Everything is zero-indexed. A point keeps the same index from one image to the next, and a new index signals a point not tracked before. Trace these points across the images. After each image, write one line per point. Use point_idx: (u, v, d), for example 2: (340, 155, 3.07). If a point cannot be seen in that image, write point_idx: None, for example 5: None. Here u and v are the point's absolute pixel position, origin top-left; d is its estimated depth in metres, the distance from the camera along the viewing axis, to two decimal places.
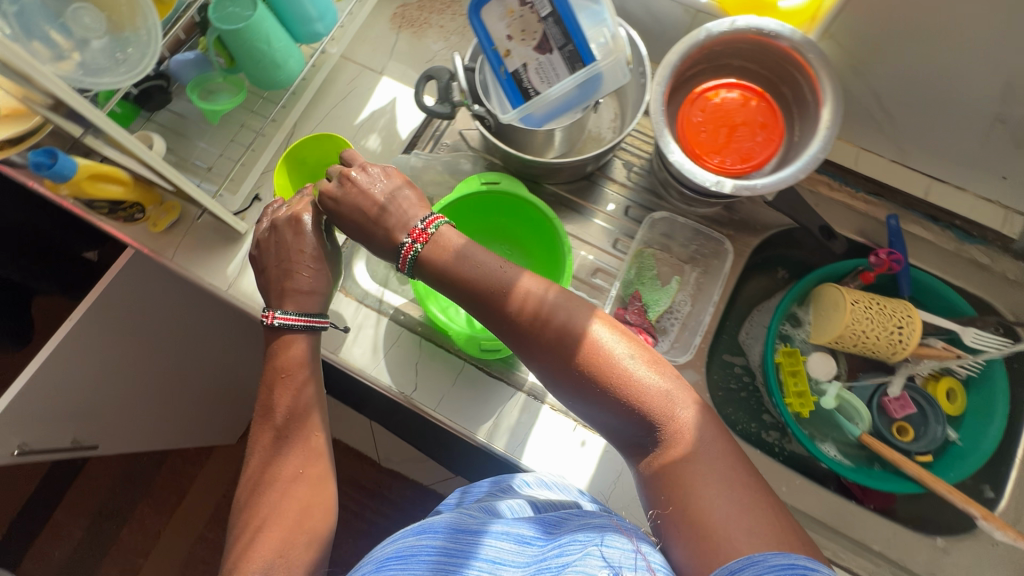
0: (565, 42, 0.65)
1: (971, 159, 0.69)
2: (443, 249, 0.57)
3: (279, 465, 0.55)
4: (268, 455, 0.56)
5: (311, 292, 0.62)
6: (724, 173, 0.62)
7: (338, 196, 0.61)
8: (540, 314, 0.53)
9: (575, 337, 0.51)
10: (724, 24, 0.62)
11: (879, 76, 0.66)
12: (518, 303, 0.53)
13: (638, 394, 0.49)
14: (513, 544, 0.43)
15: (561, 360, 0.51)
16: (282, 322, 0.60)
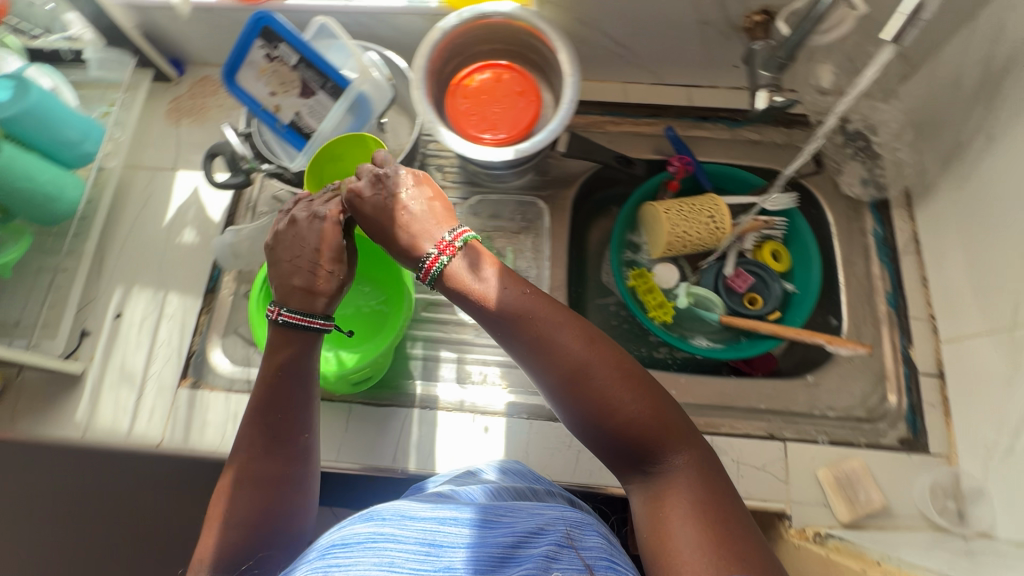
0: (323, 80, 0.69)
1: (706, 61, 0.80)
2: (477, 265, 0.52)
3: (253, 468, 0.51)
4: (245, 459, 0.51)
5: (320, 293, 0.54)
6: (503, 144, 0.67)
7: (365, 201, 0.54)
8: (531, 324, 0.49)
9: (562, 351, 0.48)
10: (450, 20, 0.68)
11: (602, 20, 0.75)
12: (507, 316, 0.50)
13: (614, 417, 0.46)
14: (467, 530, 0.39)
15: (544, 374, 0.49)
16: (290, 320, 0.53)
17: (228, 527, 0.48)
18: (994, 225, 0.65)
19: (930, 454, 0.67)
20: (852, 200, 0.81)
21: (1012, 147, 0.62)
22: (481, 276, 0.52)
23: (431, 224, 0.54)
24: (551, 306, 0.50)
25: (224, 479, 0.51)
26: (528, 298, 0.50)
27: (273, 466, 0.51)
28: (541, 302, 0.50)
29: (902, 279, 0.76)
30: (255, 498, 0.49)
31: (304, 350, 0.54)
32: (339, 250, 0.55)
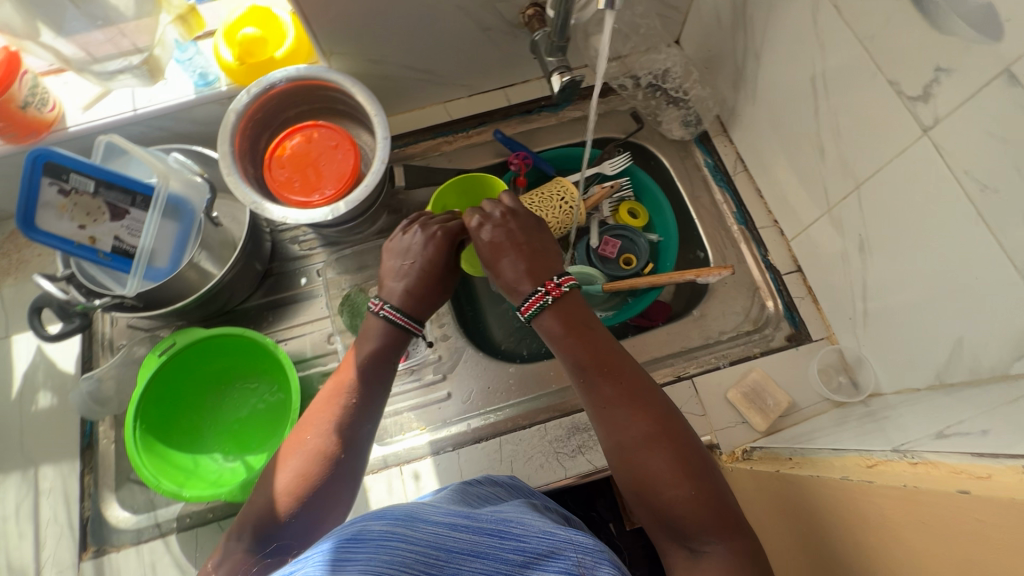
0: (130, 197, 0.66)
1: (507, 61, 0.84)
2: (572, 311, 0.59)
3: (374, 386, 0.58)
4: (366, 372, 0.59)
5: (418, 296, 0.62)
6: (335, 198, 0.68)
7: (503, 215, 0.64)
8: (605, 386, 0.55)
9: (625, 421, 0.53)
10: (241, 98, 0.68)
11: (393, 54, 0.77)
12: (584, 379, 0.57)
13: (660, 490, 0.50)
14: (477, 538, 0.36)
15: (608, 434, 0.54)
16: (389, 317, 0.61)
17: (339, 435, 0.55)
18: (788, 127, 0.72)
19: (814, 341, 0.73)
20: (679, 142, 0.87)
21: (775, 58, 0.70)
22: (557, 338, 0.58)
23: (525, 265, 0.60)
24: (627, 374, 0.56)
25: (359, 351, 0.60)
26: (599, 366, 0.56)
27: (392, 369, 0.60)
28: (616, 369, 0.56)
29: (742, 197, 0.82)
30: (362, 427, 0.56)
31: (393, 344, 0.61)
32: (429, 277, 0.63)
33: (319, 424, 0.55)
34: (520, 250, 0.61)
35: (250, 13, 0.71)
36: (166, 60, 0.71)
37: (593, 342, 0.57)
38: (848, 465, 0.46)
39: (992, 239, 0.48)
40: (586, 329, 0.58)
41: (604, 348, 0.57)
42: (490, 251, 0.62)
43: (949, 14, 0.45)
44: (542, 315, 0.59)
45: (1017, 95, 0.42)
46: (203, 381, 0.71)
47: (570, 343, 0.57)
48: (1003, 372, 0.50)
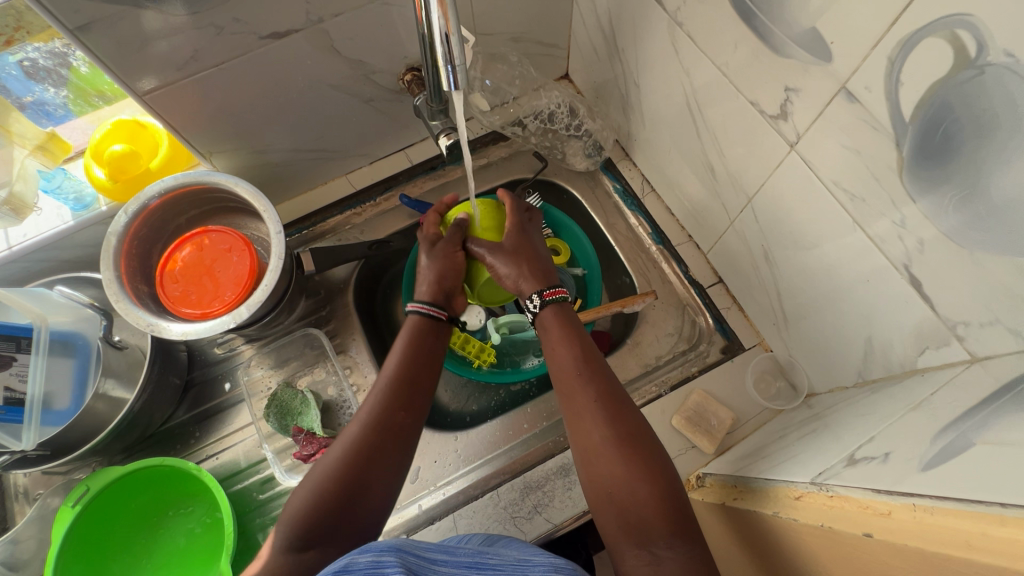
0: (14, 342, 0.61)
1: (399, 124, 0.83)
2: (573, 334, 0.60)
3: (421, 377, 0.59)
4: (417, 363, 0.60)
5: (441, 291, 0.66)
6: (236, 302, 0.65)
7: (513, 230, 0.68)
8: (584, 383, 0.56)
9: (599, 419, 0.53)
10: (119, 219, 0.64)
11: (278, 141, 0.75)
12: (565, 377, 0.57)
13: (626, 490, 0.49)
14: (457, 568, 0.40)
15: (580, 434, 0.54)
16: (419, 308, 0.64)
17: (384, 423, 0.55)
18: (679, 148, 0.73)
19: (747, 349, 0.73)
20: (586, 172, 0.88)
21: (653, 84, 0.71)
22: (554, 334, 0.60)
23: (527, 263, 0.65)
24: (607, 375, 0.57)
25: (403, 339, 0.62)
26: (585, 362, 0.57)
27: (432, 364, 0.61)
28: (599, 369, 0.57)
29: (654, 217, 0.83)
30: (409, 424, 0.56)
31: (432, 336, 0.63)
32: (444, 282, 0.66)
33: (381, 395, 0.57)
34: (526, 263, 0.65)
35: (115, 128, 0.69)
36: (32, 194, 0.67)
37: (580, 342, 0.59)
38: (779, 496, 0.44)
39: (871, 243, 0.48)
40: (574, 330, 0.61)
41: (591, 349, 0.59)
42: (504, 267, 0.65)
43: (783, 37, 0.47)
44: (549, 308, 0.62)
45: (858, 110, 0.43)
46: (129, 517, 0.66)
47: (561, 342, 0.59)
48: (911, 368, 0.50)
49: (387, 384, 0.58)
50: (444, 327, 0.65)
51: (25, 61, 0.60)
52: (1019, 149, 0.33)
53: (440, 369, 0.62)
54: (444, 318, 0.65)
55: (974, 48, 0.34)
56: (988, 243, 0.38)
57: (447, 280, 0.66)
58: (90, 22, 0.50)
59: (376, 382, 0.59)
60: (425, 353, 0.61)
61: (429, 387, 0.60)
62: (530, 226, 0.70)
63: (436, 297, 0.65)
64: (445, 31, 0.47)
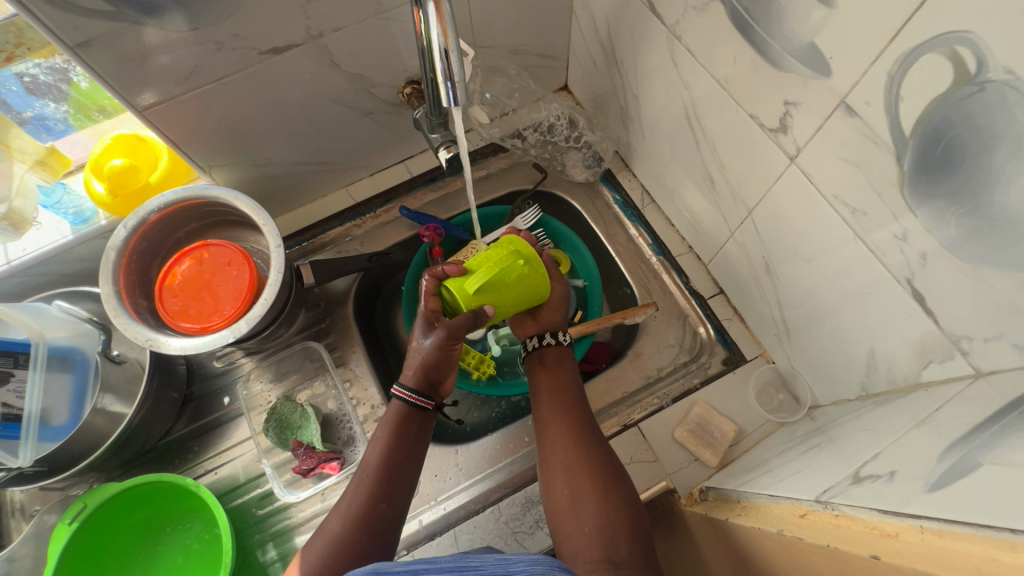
0: (12, 358, 0.61)
1: (398, 137, 0.83)
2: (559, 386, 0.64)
3: (405, 468, 0.58)
4: (396, 452, 0.59)
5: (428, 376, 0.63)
6: (235, 317, 0.65)
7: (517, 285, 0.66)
8: (551, 402, 0.63)
9: (564, 435, 0.59)
10: (118, 234, 0.64)
11: (278, 154, 0.75)
12: (540, 400, 0.64)
13: (582, 495, 0.54)
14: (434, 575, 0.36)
15: (546, 450, 0.60)
16: (402, 397, 0.61)
17: (365, 515, 0.54)
18: (679, 158, 0.72)
19: (749, 360, 0.73)
20: (586, 183, 0.88)
21: (652, 96, 0.71)
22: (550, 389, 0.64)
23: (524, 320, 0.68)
24: (576, 397, 0.63)
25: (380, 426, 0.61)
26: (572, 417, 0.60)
27: (416, 453, 0.60)
28: (573, 393, 0.64)
29: (655, 228, 0.83)
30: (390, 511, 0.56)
31: (415, 424, 0.61)
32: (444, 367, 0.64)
33: (364, 493, 0.56)
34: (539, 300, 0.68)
35: (115, 143, 0.69)
36: (31, 210, 0.67)
37: (557, 368, 0.66)
38: (784, 513, 0.44)
39: (872, 256, 0.48)
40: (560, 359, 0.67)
41: (566, 375, 0.66)
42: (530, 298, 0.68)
43: (782, 52, 0.47)
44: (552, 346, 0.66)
45: (857, 124, 0.43)
46: (127, 532, 0.66)
47: (539, 368, 0.67)
48: (915, 382, 0.49)
49: (367, 477, 0.57)
50: (433, 413, 0.64)
51: (26, 77, 0.61)
52: (1019, 166, 0.33)
53: (423, 454, 0.61)
54: (430, 406, 0.62)
55: (973, 65, 0.33)
56: (990, 258, 0.38)
57: (438, 369, 0.63)
58: (89, 39, 0.51)
59: (357, 474, 0.58)
60: (406, 441, 0.60)
61: (413, 474, 0.59)
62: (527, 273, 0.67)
63: (423, 385, 0.62)
64: (444, 47, 0.47)
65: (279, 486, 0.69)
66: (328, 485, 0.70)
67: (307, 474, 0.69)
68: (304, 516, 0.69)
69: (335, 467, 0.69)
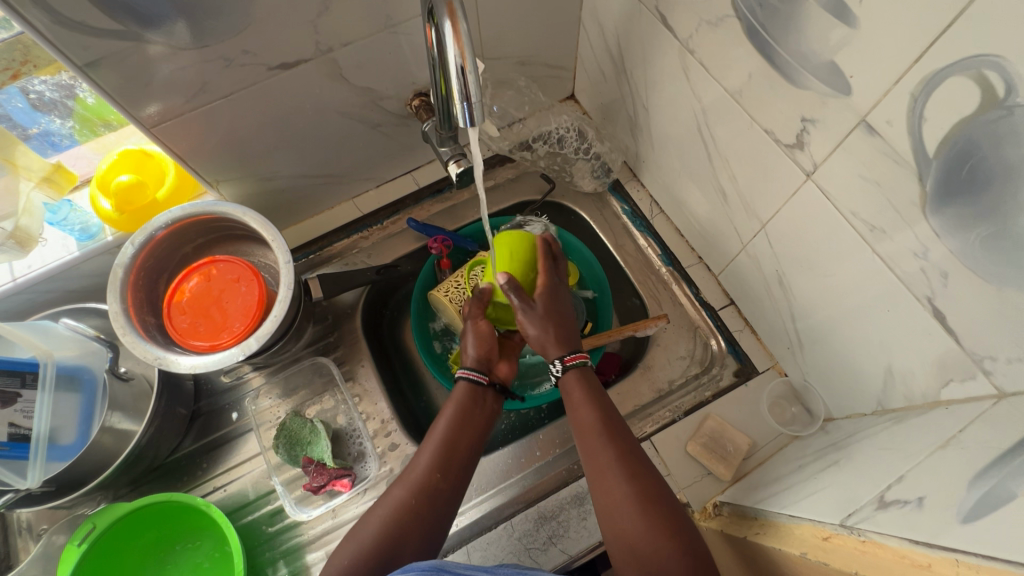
0: (19, 378, 0.60)
1: (406, 148, 0.82)
2: (587, 396, 0.60)
3: (462, 447, 0.59)
4: (443, 458, 0.58)
5: (483, 356, 0.66)
6: (245, 334, 0.64)
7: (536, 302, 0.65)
8: (605, 444, 0.56)
9: (615, 467, 0.55)
10: (125, 251, 0.64)
11: (285, 167, 0.74)
12: (586, 437, 0.58)
13: (648, 550, 0.49)
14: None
15: (602, 495, 0.54)
16: (465, 375, 0.64)
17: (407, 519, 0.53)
18: (689, 170, 0.72)
19: (761, 372, 0.73)
20: (594, 193, 0.87)
21: (662, 107, 0.71)
22: (577, 396, 0.61)
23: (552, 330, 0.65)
24: (625, 433, 0.58)
25: (433, 428, 0.60)
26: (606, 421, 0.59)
27: (477, 428, 0.61)
28: (619, 428, 0.58)
29: (664, 238, 0.82)
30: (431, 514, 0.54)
31: (467, 424, 0.61)
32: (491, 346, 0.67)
33: (425, 461, 0.57)
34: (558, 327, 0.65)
35: (121, 158, 0.68)
36: (37, 227, 0.66)
37: (601, 401, 0.60)
38: (807, 536, 0.44)
39: (891, 273, 0.48)
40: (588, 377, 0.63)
41: (611, 409, 0.60)
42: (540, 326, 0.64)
43: (801, 70, 0.46)
44: (569, 372, 0.63)
45: (878, 143, 0.43)
46: (136, 552, 0.65)
47: (579, 399, 0.60)
48: (935, 400, 0.49)
49: (430, 445, 0.59)
50: (491, 392, 0.65)
51: (32, 94, 0.60)
52: None
53: (484, 437, 0.61)
54: (485, 381, 0.64)
55: (1002, 88, 0.33)
56: (1015, 280, 0.37)
57: (485, 348, 0.67)
58: (98, 58, 0.50)
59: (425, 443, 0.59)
60: (456, 446, 0.59)
61: (469, 459, 0.59)
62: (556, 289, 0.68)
63: (479, 363, 0.66)
64: (460, 65, 0.47)
65: (289, 505, 0.68)
66: (340, 502, 0.69)
67: (318, 491, 0.69)
68: (316, 533, 0.68)
69: (346, 484, 0.69)
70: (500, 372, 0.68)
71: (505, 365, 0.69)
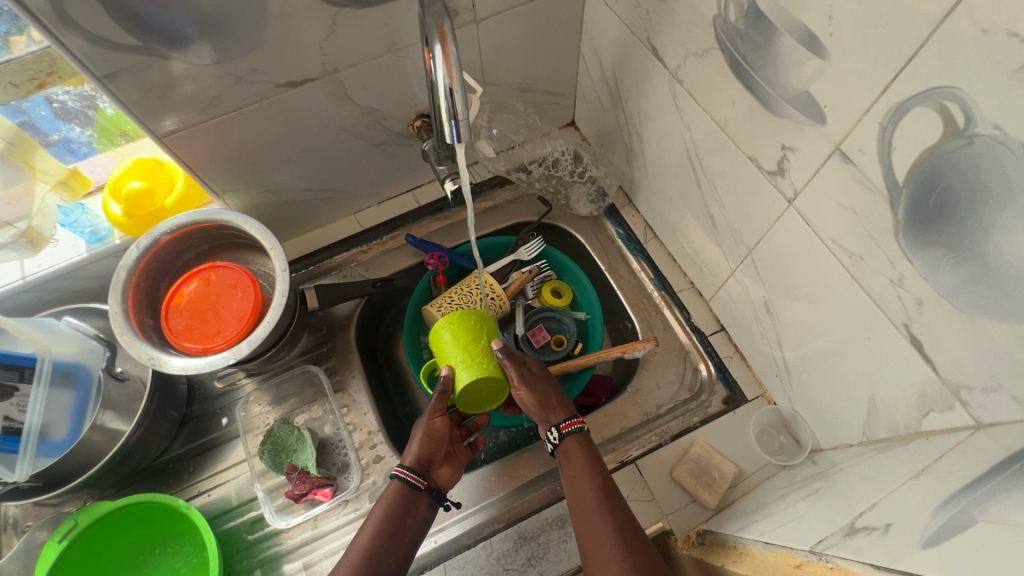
0: (18, 371, 0.63)
1: (407, 167, 0.85)
2: (578, 459, 0.58)
3: (388, 559, 0.54)
4: (386, 543, 0.54)
5: (427, 458, 0.60)
6: (237, 339, 0.66)
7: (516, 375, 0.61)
8: (615, 554, 0.50)
9: (607, 544, 0.52)
10: (130, 254, 0.66)
11: (289, 181, 0.77)
12: (594, 542, 0.52)
13: None
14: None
15: (593, 569, 0.51)
16: (398, 474, 0.58)
17: None
18: (682, 197, 0.73)
19: (750, 401, 0.72)
20: (590, 217, 0.89)
21: (655, 136, 0.73)
22: (575, 460, 0.58)
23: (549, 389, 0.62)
24: (620, 506, 0.55)
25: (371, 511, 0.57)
26: (600, 489, 0.56)
27: (408, 539, 0.56)
28: (614, 499, 0.55)
29: (657, 263, 0.83)
30: None
31: (405, 505, 0.57)
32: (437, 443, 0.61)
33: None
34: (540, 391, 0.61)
35: (133, 166, 0.71)
36: (49, 228, 0.69)
37: (614, 505, 0.54)
38: (779, 563, 0.42)
39: (869, 299, 0.48)
40: (599, 462, 0.58)
41: (624, 513, 0.54)
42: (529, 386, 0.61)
43: (780, 100, 0.48)
44: (570, 438, 0.59)
45: (853, 171, 0.44)
46: (117, 552, 0.65)
47: (590, 501, 0.55)
48: (916, 430, 0.48)
49: (351, 558, 0.53)
50: (426, 498, 0.59)
51: (55, 103, 0.64)
52: (1010, 219, 0.33)
53: (412, 547, 0.56)
54: (423, 486, 0.58)
55: (962, 120, 0.34)
56: (986, 306, 0.38)
57: (431, 449, 0.61)
58: (116, 70, 0.53)
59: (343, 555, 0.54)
60: (395, 532, 0.55)
61: (396, 568, 0.54)
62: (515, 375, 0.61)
63: (418, 466, 0.60)
64: (449, 86, 0.50)
65: (269, 511, 0.68)
66: (321, 512, 0.69)
67: (299, 499, 0.69)
68: (294, 544, 0.68)
69: (327, 493, 0.69)
70: (441, 477, 0.62)
71: (448, 471, 0.62)
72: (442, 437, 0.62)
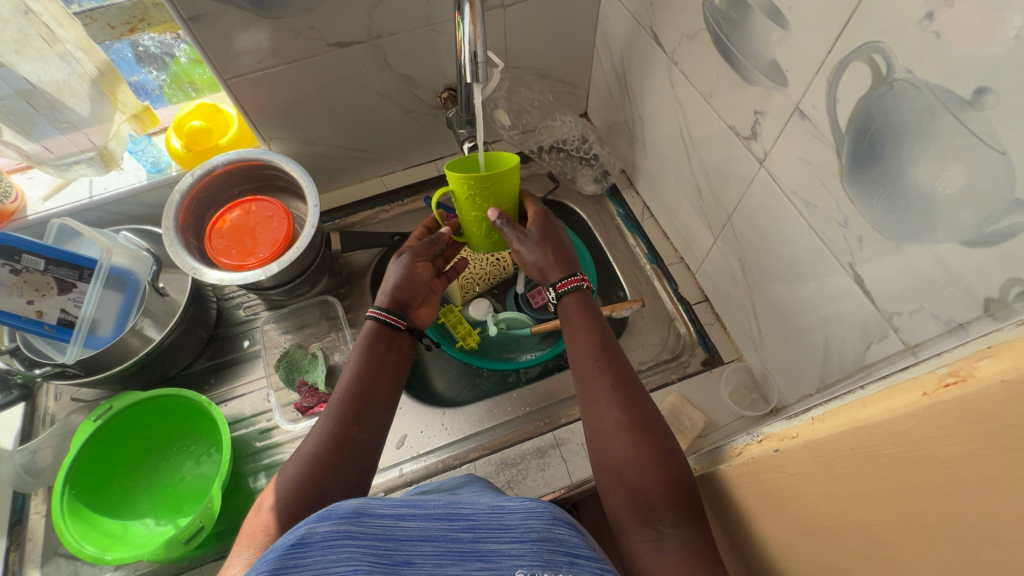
0: (78, 271, 0.71)
1: (432, 137, 0.95)
2: (570, 314, 0.65)
3: (384, 387, 0.63)
4: (373, 373, 0.64)
5: (402, 300, 0.70)
6: (267, 261, 0.74)
7: (521, 237, 0.67)
8: (615, 405, 0.55)
9: (608, 397, 0.56)
10: (186, 180, 0.76)
11: (328, 136, 0.87)
12: (594, 397, 0.57)
13: (634, 468, 0.50)
14: (427, 522, 0.35)
15: (593, 419, 0.56)
16: (375, 315, 0.68)
17: (343, 439, 0.58)
18: (675, 174, 0.81)
19: (726, 363, 0.78)
20: (594, 196, 0.97)
21: (654, 118, 0.81)
22: (576, 324, 0.64)
23: (551, 250, 0.68)
24: (620, 364, 0.59)
25: (354, 349, 0.67)
26: (600, 348, 0.60)
27: (394, 369, 0.66)
28: (614, 358, 0.59)
29: (651, 239, 0.91)
30: (362, 437, 0.59)
31: (384, 341, 0.67)
32: (415, 284, 0.71)
33: (341, 405, 0.60)
34: (546, 248, 0.68)
35: (196, 108, 0.82)
36: (120, 152, 0.81)
37: (612, 363, 0.59)
38: (724, 455, 0.48)
39: (823, 245, 0.55)
40: (599, 326, 0.63)
41: (623, 370, 0.58)
42: (536, 247, 0.68)
43: (752, 69, 0.56)
44: (568, 297, 0.66)
45: (808, 126, 0.51)
46: (140, 441, 0.73)
47: (591, 361, 0.59)
48: (862, 364, 0.54)
49: (344, 393, 0.61)
50: (409, 337, 0.70)
51: (140, 47, 0.77)
52: (925, 148, 0.41)
53: (396, 379, 0.65)
54: (402, 327, 0.69)
55: (885, 68, 0.42)
56: (908, 232, 0.44)
57: (407, 293, 0.71)
58: (199, 15, 0.64)
59: (337, 394, 0.62)
60: (382, 367, 0.65)
61: (391, 392, 0.64)
62: (521, 235, 0.67)
63: (395, 307, 0.70)
64: (474, 44, 0.60)
65: (282, 418, 0.75)
66: None
67: (306, 412, 0.76)
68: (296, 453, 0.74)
69: None
70: (420, 317, 0.73)
71: (426, 312, 0.74)
72: (421, 281, 0.72)
